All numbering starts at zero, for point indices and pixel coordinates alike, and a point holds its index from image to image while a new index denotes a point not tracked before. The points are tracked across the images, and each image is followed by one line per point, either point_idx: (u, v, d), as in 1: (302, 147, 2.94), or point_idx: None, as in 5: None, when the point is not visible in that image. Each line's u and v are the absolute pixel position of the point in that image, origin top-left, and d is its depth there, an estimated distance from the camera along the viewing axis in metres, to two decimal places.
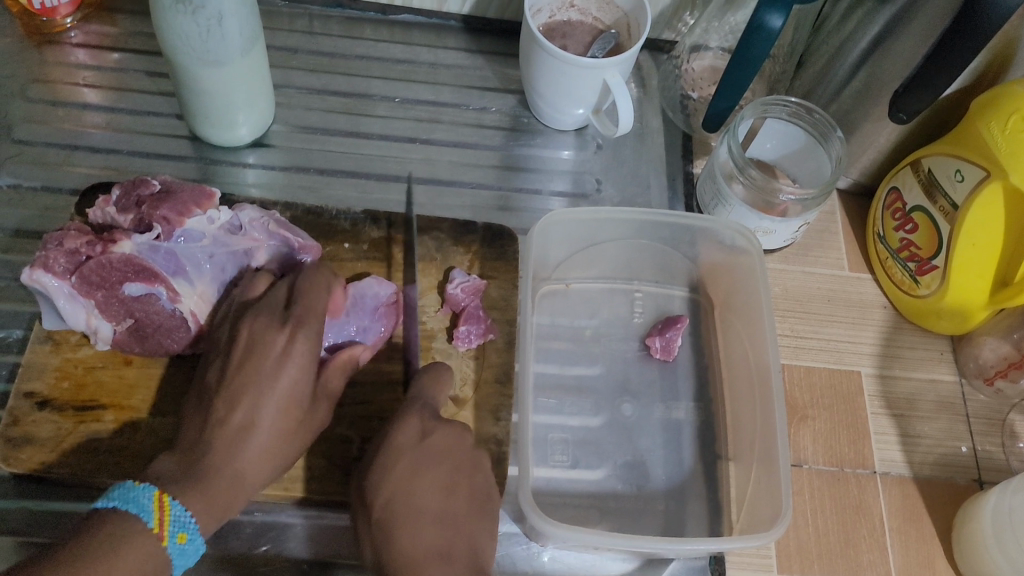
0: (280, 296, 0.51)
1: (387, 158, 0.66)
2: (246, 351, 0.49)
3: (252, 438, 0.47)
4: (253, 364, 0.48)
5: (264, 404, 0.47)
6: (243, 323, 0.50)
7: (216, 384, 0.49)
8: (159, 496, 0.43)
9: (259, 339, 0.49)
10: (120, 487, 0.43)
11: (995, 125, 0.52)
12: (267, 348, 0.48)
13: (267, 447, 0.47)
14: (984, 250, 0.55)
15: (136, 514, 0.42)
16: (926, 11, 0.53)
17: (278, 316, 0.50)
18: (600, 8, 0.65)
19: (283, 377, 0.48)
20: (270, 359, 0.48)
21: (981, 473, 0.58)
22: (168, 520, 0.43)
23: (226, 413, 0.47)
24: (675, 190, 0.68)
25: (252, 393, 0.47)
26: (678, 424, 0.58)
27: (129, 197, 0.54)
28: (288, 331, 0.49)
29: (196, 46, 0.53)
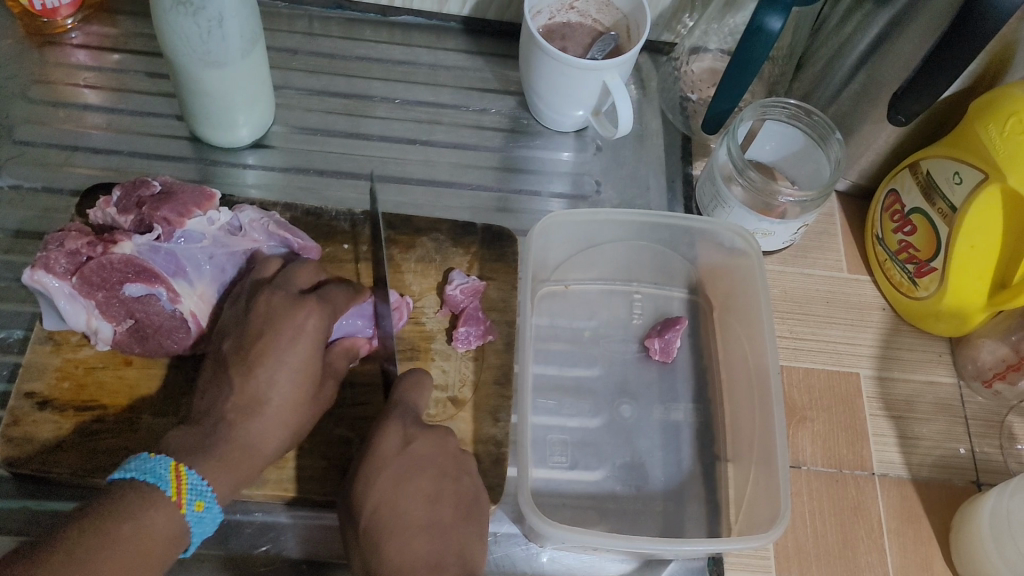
0: (300, 281, 0.52)
1: (387, 159, 0.66)
2: (267, 321, 0.49)
3: (257, 426, 0.47)
4: (275, 334, 0.48)
5: (280, 378, 0.48)
6: (261, 298, 0.50)
7: (231, 353, 0.49)
8: (176, 466, 0.44)
9: (284, 311, 0.49)
10: (138, 459, 0.44)
11: (993, 127, 0.52)
12: (290, 320, 0.49)
13: (269, 435, 0.47)
14: (983, 252, 0.55)
15: (153, 483, 0.43)
16: (926, 13, 0.53)
17: (300, 295, 0.51)
18: (600, 10, 0.65)
19: (298, 352, 0.49)
20: (291, 332, 0.49)
21: (979, 475, 0.58)
22: (186, 488, 0.44)
23: (225, 409, 0.47)
24: (674, 192, 0.68)
25: (270, 363, 0.48)
26: (677, 425, 0.58)
27: (130, 198, 0.54)
28: (314, 308, 0.50)
29: (197, 48, 0.53)
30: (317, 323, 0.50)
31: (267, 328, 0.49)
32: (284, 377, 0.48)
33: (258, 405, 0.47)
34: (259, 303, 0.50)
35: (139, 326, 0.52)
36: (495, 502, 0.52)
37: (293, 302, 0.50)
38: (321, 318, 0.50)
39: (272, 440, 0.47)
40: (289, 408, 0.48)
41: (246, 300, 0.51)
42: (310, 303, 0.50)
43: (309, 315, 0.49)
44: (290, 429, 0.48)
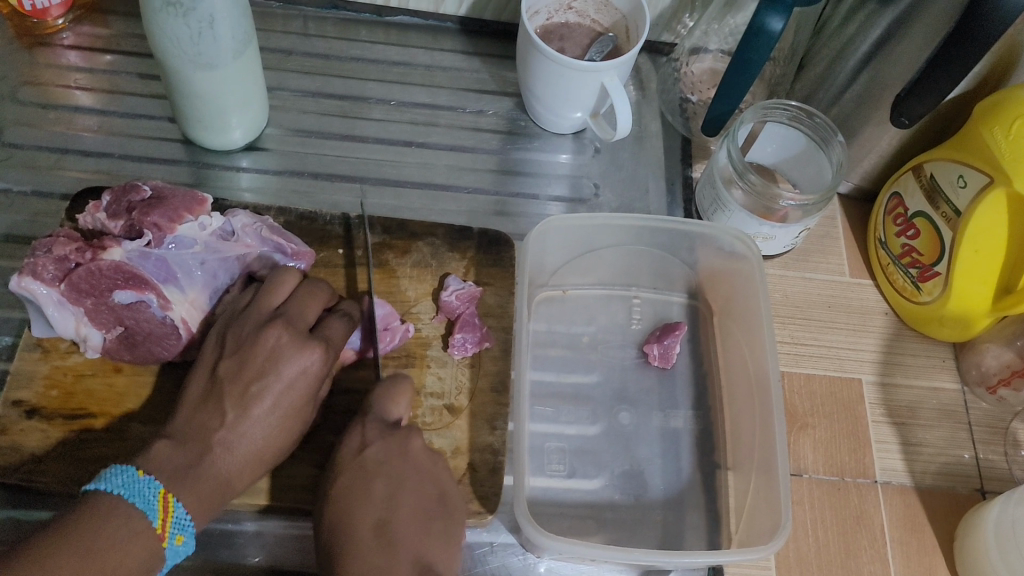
0: (306, 316, 0.51)
1: (382, 162, 0.65)
2: (269, 360, 0.48)
3: (240, 438, 0.46)
4: (277, 376, 0.48)
5: (272, 415, 0.47)
6: (270, 332, 0.49)
7: (226, 380, 0.48)
8: (165, 493, 0.43)
9: (289, 352, 0.48)
10: (125, 472, 0.43)
11: (997, 130, 0.51)
12: (294, 364, 0.48)
13: (254, 454, 0.47)
14: (987, 256, 0.54)
15: (139, 507, 0.42)
16: (929, 14, 0.52)
17: (306, 336, 0.50)
18: (598, 10, 0.64)
19: (295, 393, 0.48)
20: (293, 376, 0.48)
21: (983, 483, 0.57)
22: (172, 520, 0.43)
23: (209, 417, 0.47)
24: (674, 195, 0.67)
25: (264, 400, 0.47)
26: (676, 433, 0.57)
27: (120, 203, 0.53)
28: (319, 354, 0.49)
29: (187, 49, 0.52)
30: (320, 369, 0.49)
31: (271, 371, 0.48)
32: (277, 415, 0.48)
33: (248, 429, 0.46)
34: (263, 334, 0.49)
35: (128, 334, 0.51)
36: (491, 512, 0.51)
37: (298, 344, 0.49)
38: (323, 363, 0.49)
39: (255, 453, 0.47)
40: (276, 429, 0.48)
41: (251, 321, 0.50)
42: (317, 348, 0.49)
43: (314, 360, 0.49)
44: (274, 455, 0.48)
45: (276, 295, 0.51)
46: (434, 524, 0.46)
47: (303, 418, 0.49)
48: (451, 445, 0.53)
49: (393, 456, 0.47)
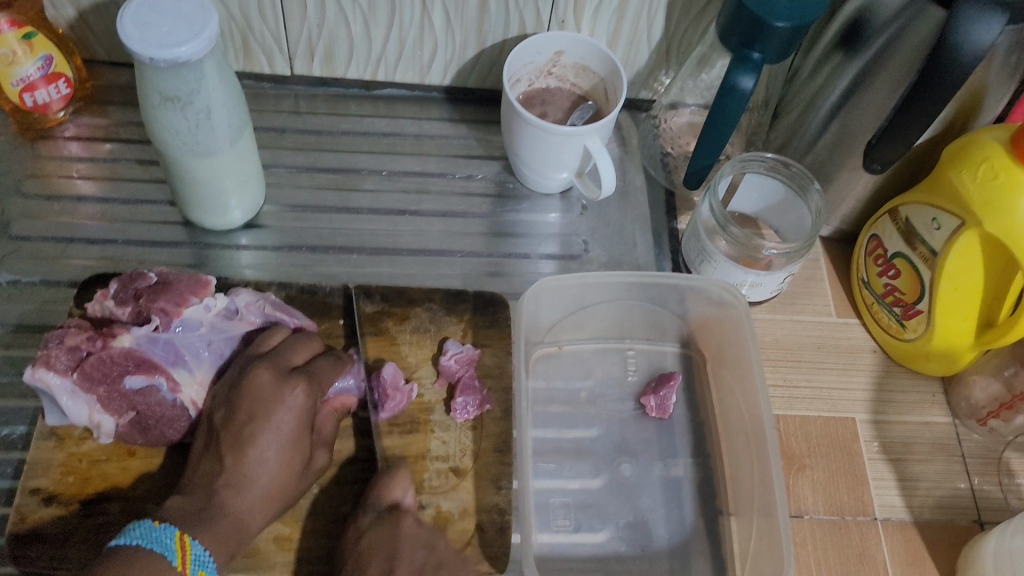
0: (293, 358, 0.54)
1: (378, 232, 0.67)
2: (255, 403, 0.51)
3: (247, 500, 0.49)
4: (265, 414, 0.51)
5: (270, 453, 0.50)
6: (250, 376, 0.52)
7: (222, 428, 0.51)
8: (181, 536, 0.46)
9: (273, 392, 0.52)
10: (142, 526, 0.47)
11: (966, 174, 0.54)
12: (280, 402, 0.51)
13: (263, 493, 0.50)
14: (966, 294, 0.56)
15: (160, 552, 0.46)
16: (892, 65, 0.55)
17: (290, 374, 0.53)
18: (577, 75, 0.67)
19: (287, 425, 0.51)
20: (280, 413, 0.51)
21: (980, 513, 0.58)
22: (191, 558, 0.46)
23: (217, 482, 0.50)
24: (661, 247, 0.69)
25: (257, 437, 0.50)
26: (677, 482, 0.58)
27: (127, 290, 0.55)
28: (302, 388, 0.52)
29: (186, 140, 0.55)
30: (305, 403, 0.52)
31: (259, 416, 0.51)
32: (274, 452, 0.50)
33: (253, 483, 0.50)
34: (248, 377, 0.52)
35: (140, 418, 0.52)
36: (501, 571, 0.52)
37: (283, 383, 0.52)
38: (307, 397, 0.52)
39: (262, 503, 0.50)
40: (276, 469, 0.50)
41: (238, 369, 0.54)
42: (300, 382, 0.52)
43: (297, 397, 0.52)
44: (287, 498, 0.51)
45: (268, 343, 0.55)
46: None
47: (303, 452, 0.52)
48: (459, 507, 0.54)
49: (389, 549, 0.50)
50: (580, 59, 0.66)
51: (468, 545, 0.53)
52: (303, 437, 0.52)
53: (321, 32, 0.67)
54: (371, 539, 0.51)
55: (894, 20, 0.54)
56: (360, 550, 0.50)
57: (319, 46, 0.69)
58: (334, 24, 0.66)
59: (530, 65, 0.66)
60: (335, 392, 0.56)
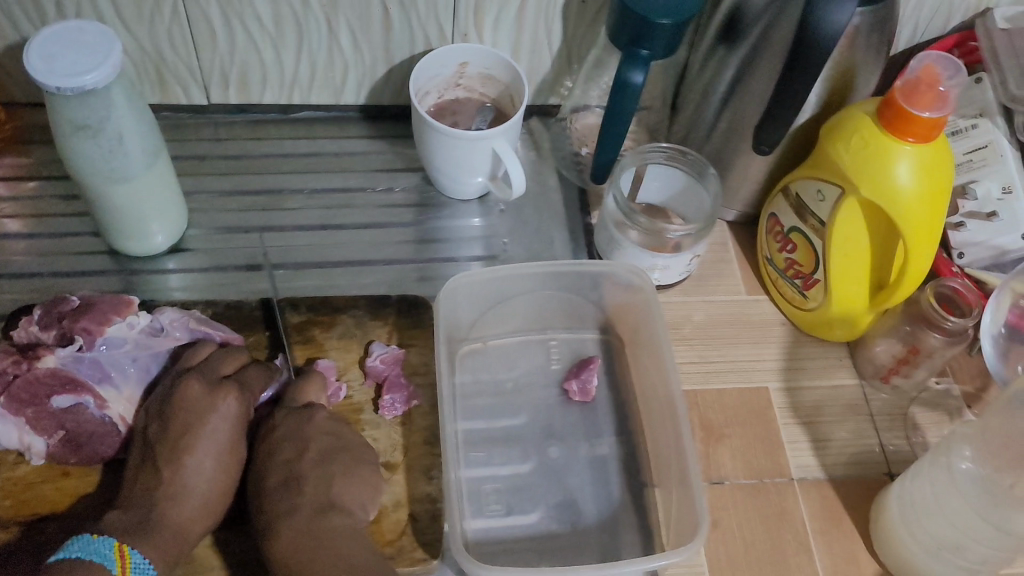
0: (223, 368, 0.56)
1: (303, 247, 0.69)
2: (189, 413, 0.53)
3: (187, 509, 0.51)
4: (199, 425, 0.53)
5: (206, 463, 0.52)
6: (180, 388, 0.54)
7: (157, 441, 0.53)
8: (120, 545, 0.48)
9: (206, 402, 0.54)
10: (79, 540, 0.48)
11: (840, 146, 0.57)
12: (213, 411, 0.53)
13: (201, 500, 0.51)
14: (855, 260, 0.60)
15: (100, 563, 0.47)
16: (770, 51, 0.59)
17: (220, 384, 0.55)
18: (484, 84, 0.71)
19: (222, 434, 0.53)
20: (215, 421, 0.53)
21: (890, 466, 0.62)
22: (130, 566, 0.48)
23: (156, 494, 0.51)
24: (577, 242, 0.72)
25: (194, 447, 0.52)
26: (603, 460, 0.61)
27: (50, 314, 0.57)
28: (234, 396, 0.54)
29: (101, 167, 0.56)
30: (238, 410, 0.54)
31: (194, 426, 0.53)
32: (210, 461, 0.53)
33: (191, 493, 0.51)
34: (179, 390, 0.54)
35: (70, 436, 0.54)
36: (435, 557, 0.54)
37: (214, 393, 0.54)
38: (239, 405, 0.55)
39: (201, 510, 0.51)
40: (213, 477, 0.52)
41: (169, 383, 0.55)
42: (231, 390, 0.54)
43: (229, 405, 0.54)
44: (226, 504, 0.53)
45: (197, 357, 0.57)
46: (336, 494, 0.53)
47: (238, 459, 0.54)
48: (392, 499, 0.56)
49: (295, 452, 0.54)
50: (484, 69, 0.69)
51: (403, 535, 0.55)
52: (236, 444, 0.54)
53: (234, 60, 0.70)
54: (284, 431, 0.55)
55: (764, 11, 0.58)
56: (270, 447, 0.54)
57: (233, 73, 0.71)
58: (245, 51, 0.69)
59: (436, 78, 0.69)
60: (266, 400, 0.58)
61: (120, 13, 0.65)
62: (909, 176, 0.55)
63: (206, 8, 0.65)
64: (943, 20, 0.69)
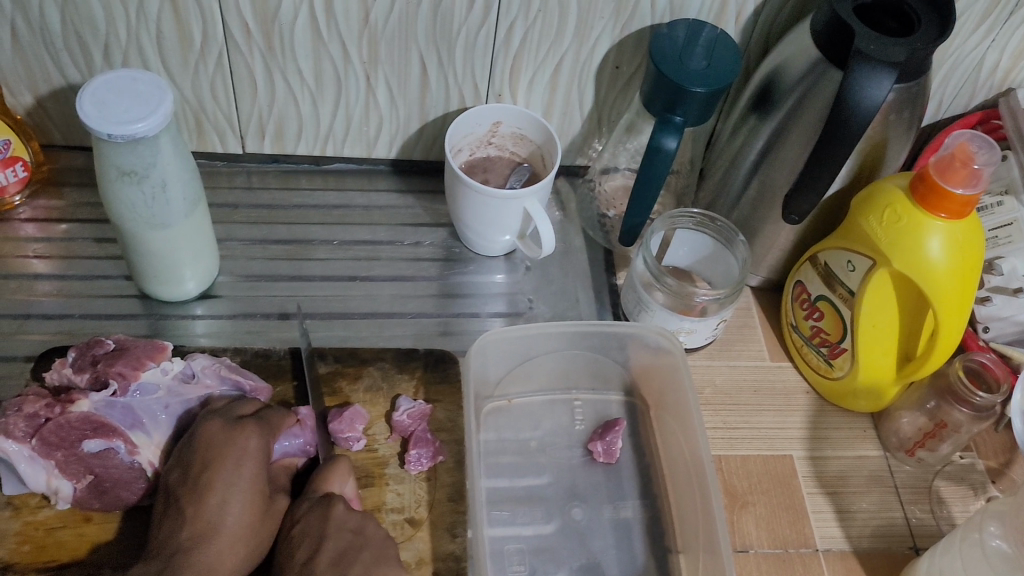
0: (242, 410, 0.57)
1: (330, 297, 0.70)
2: (209, 450, 0.53)
3: (212, 548, 0.50)
4: (220, 460, 0.52)
5: (231, 500, 0.52)
6: (199, 429, 0.54)
7: (181, 482, 0.52)
8: None
9: (225, 438, 0.54)
10: None
11: (873, 218, 0.58)
12: (233, 445, 0.53)
13: (228, 536, 0.51)
14: (884, 330, 0.61)
15: None
16: (803, 121, 0.60)
17: (239, 421, 0.55)
18: (515, 144, 0.72)
19: (246, 471, 0.53)
20: (235, 456, 0.53)
21: (915, 540, 0.61)
22: None
23: (181, 537, 0.50)
24: (602, 302, 0.73)
25: (218, 487, 0.52)
26: (627, 523, 0.60)
27: (85, 357, 0.58)
28: (252, 430, 0.54)
29: (142, 213, 0.57)
30: (257, 442, 0.54)
31: (213, 462, 0.52)
32: (233, 496, 0.52)
33: (216, 530, 0.50)
34: (200, 432, 0.54)
35: (96, 481, 0.54)
36: None
37: (233, 429, 0.54)
38: (259, 439, 0.54)
39: (229, 548, 0.50)
40: (238, 512, 0.51)
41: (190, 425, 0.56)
42: (250, 428, 0.55)
43: (249, 438, 0.54)
44: (255, 546, 0.52)
45: (217, 401, 0.57)
46: (377, 554, 0.52)
47: (264, 495, 0.53)
48: (415, 557, 0.55)
49: (319, 526, 0.52)
50: (516, 129, 0.71)
51: None
52: (261, 480, 0.53)
53: (271, 111, 0.71)
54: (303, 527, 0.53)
55: (798, 83, 0.59)
56: (292, 533, 0.52)
57: (269, 125, 0.72)
58: (283, 103, 0.70)
59: (470, 135, 0.71)
60: (281, 454, 0.57)
61: (165, 62, 0.66)
62: (941, 252, 0.55)
63: (250, 61, 0.66)
64: (967, 99, 0.71)
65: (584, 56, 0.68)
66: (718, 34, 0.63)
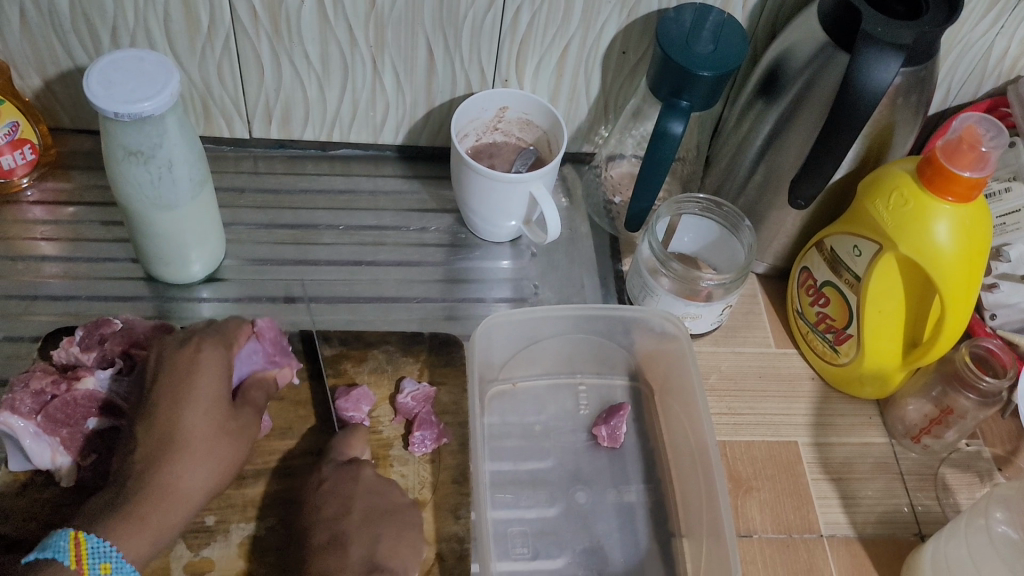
0: (195, 328, 0.59)
1: (336, 281, 0.70)
2: (161, 368, 0.56)
3: (167, 466, 0.52)
4: (170, 378, 0.55)
5: (182, 417, 0.53)
6: (151, 350, 0.57)
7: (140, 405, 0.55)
8: (74, 535, 0.49)
9: (174, 355, 0.56)
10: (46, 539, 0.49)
11: (879, 203, 0.58)
12: (183, 363, 0.55)
13: (180, 449, 0.53)
14: (891, 315, 0.60)
15: (55, 557, 0.48)
16: (811, 104, 0.60)
17: (190, 338, 0.57)
18: (521, 129, 0.72)
19: (206, 392, 0.55)
20: (186, 373, 0.55)
21: (921, 527, 0.61)
22: (88, 553, 0.48)
23: (137, 459, 0.52)
24: (608, 288, 0.73)
25: (176, 410, 0.54)
26: (631, 507, 0.60)
27: (93, 336, 0.59)
28: (202, 344, 0.57)
29: (148, 193, 0.57)
30: (207, 356, 0.56)
31: (160, 380, 0.55)
32: (185, 415, 0.54)
33: (165, 449, 0.52)
34: (154, 354, 0.57)
35: (100, 460, 0.56)
36: None
37: (184, 346, 0.57)
38: (210, 353, 0.56)
39: (184, 464, 0.52)
40: (190, 429, 0.53)
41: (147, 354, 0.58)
42: (206, 348, 0.56)
43: (198, 354, 0.56)
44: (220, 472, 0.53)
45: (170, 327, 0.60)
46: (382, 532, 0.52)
47: (217, 409, 0.55)
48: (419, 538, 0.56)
49: (350, 486, 0.55)
50: (523, 115, 0.71)
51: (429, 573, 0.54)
52: (217, 399, 0.55)
53: (277, 95, 0.71)
54: (333, 483, 0.55)
55: (806, 67, 0.59)
56: (322, 491, 0.55)
57: (276, 109, 0.73)
58: (290, 87, 0.70)
59: (476, 120, 0.71)
60: (245, 373, 0.59)
61: (172, 45, 0.66)
62: (948, 236, 0.55)
63: (257, 44, 0.66)
64: (976, 86, 0.70)
65: (592, 41, 0.68)
66: (725, 18, 0.63)
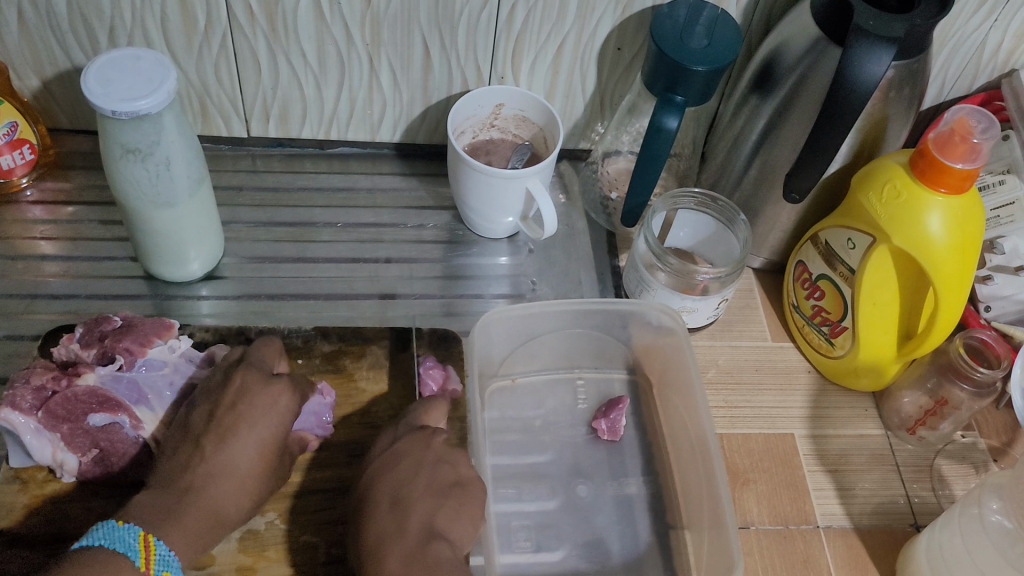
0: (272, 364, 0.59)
1: (335, 279, 0.70)
2: (242, 395, 0.56)
3: (220, 491, 0.53)
4: (250, 411, 0.56)
5: (245, 450, 0.55)
6: (234, 372, 0.57)
7: (204, 422, 0.55)
8: (144, 536, 0.49)
9: (260, 389, 0.57)
10: (106, 526, 0.49)
11: (872, 196, 0.59)
12: (265, 400, 0.56)
13: (236, 477, 0.54)
14: (885, 308, 0.61)
15: (124, 552, 0.48)
16: (805, 99, 0.60)
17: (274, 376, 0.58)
18: (518, 126, 0.72)
19: (274, 431, 0.56)
20: (264, 411, 0.56)
21: (916, 517, 0.61)
22: (156, 558, 0.48)
23: (193, 475, 0.53)
24: (604, 283, 0.73)
25: (241, 440, 0.55)
26: (630, 500, 0.61)
27: (93, 333, 0.59)
28: (288, 386, 0.57)
29: (145, 190, 0.58)
30: (289, 400, 0.57)
31: (239, 408, 0.56)
32: (250, 450, 0.55)
33: (222, 475, 0.53)
34: (236, 377, 0.57)
35: (101, 455, 0.56)
36: None
37: (269, 382, 0.57)
38: (291, 399, 0.57)
39: (233, 492, 0.53)
40: (250, 464, 0.54)
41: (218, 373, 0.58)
42: (287, 390, 0.57)
43: (283, 396, 0.57)
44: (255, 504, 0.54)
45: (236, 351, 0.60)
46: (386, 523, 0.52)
47: (275, 453, 0.56)
48: None
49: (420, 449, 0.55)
50: (519, 111, 0.71)
51: None
52: (279, 442, 0.56)
53: (275, 94, 0.72)
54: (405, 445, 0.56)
55: (799, 62, 0.59)
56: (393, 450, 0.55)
57: (274, 107, 0.73)
58: (287, 87, 0.71)
59: (473, 117, 0.71)
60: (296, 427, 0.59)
61: (170, 44, 0.66)
62: (940, 228, 0.56)
63: (254, 43, 0.67)
64: (969, 80, 0.71)
65: (587, 38, 0.69)
66: (719, 13, 0.63)
